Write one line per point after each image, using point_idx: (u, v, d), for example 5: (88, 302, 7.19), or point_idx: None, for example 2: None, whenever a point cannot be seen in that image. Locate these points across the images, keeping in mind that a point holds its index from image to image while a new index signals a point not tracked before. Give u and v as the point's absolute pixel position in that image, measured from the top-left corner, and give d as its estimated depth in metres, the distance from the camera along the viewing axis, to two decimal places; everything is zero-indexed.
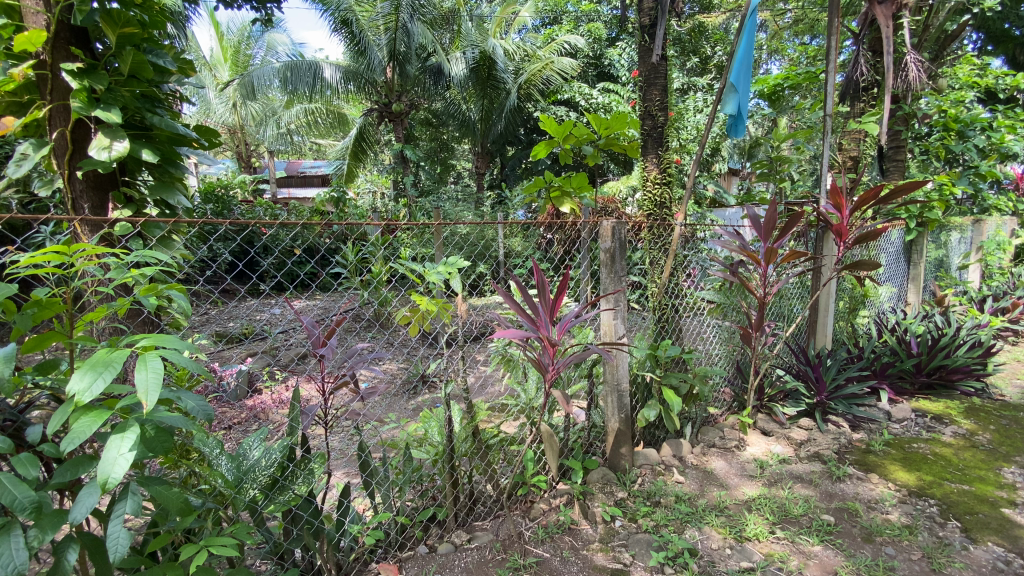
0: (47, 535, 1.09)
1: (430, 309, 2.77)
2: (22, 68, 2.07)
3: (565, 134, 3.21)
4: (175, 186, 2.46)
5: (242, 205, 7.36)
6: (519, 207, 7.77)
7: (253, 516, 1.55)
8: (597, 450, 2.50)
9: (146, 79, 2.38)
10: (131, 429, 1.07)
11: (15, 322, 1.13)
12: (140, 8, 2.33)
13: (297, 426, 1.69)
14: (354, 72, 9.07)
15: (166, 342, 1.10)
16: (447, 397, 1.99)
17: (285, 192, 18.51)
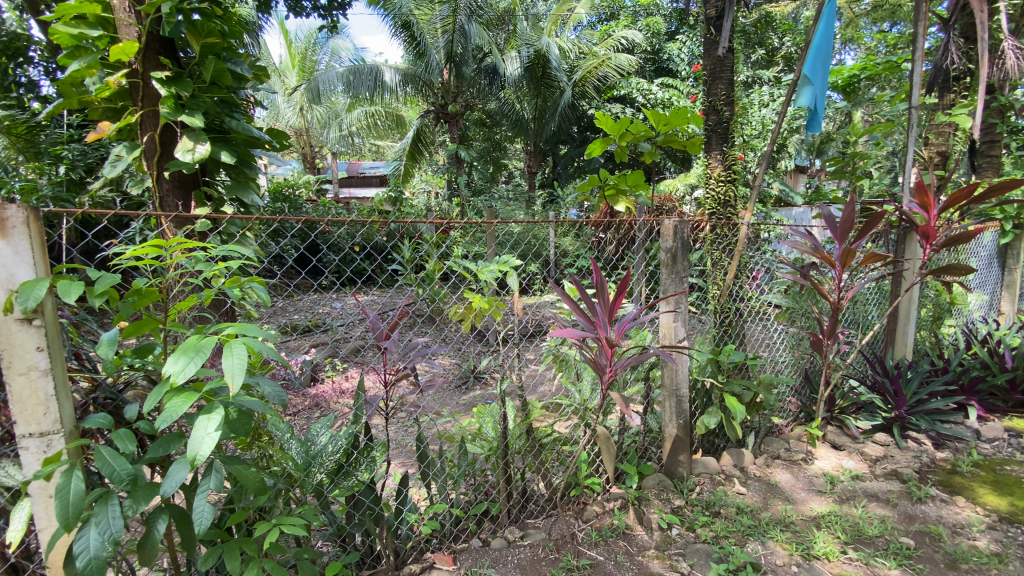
0: (140, 505, 1.18)
1: (484, 307, 2.79)
2: (117, 76, 2.27)
3: (622, 131, 3.14)
4: (249, 186, 2.62)
5: (307, 204, 7.73)
6: (572, 206, 7.72)
7: (320, 499, 1.63)
8: (653, 456, 2.44)
9: (225, 86, 2.55)
10: (217, 410, 1.16)
11: (118, 309, 1.25)
12: (222, 18, 2.50)
13: (362, 415, 1.75)
14: (412, 75, 9.32)
15: (248, 330, 1.18)
16: (502, 394, 2.00)
17: (344, 192, 19.31)
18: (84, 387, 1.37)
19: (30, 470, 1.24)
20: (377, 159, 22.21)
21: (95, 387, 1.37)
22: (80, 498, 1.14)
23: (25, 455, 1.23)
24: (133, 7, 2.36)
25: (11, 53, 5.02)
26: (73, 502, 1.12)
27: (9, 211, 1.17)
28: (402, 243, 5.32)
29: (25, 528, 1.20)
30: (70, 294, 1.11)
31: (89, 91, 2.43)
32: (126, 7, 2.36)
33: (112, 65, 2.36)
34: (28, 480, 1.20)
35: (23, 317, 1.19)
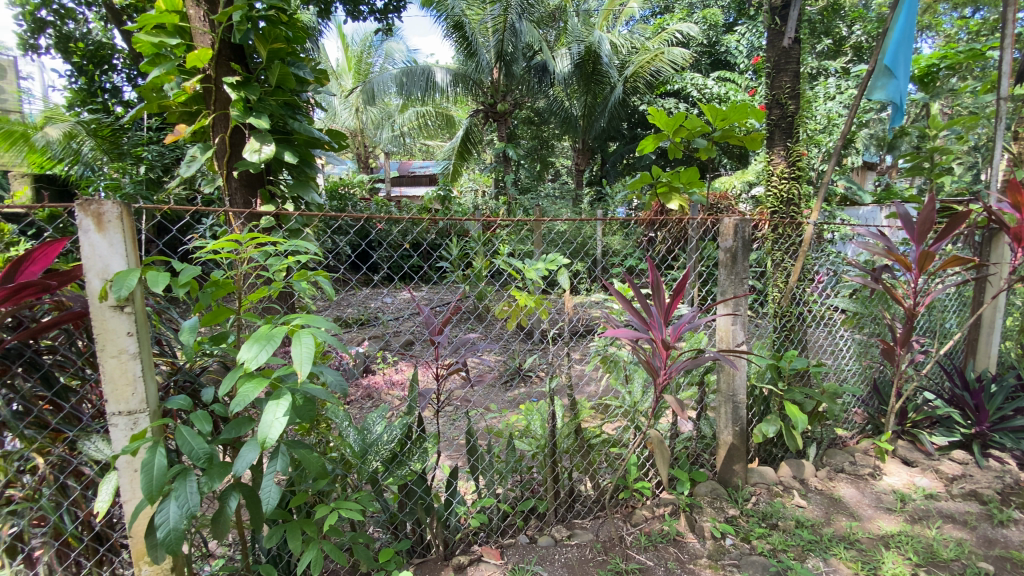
0: (215, 483, 1.26)
1: (528, 305, 2.79)
2: (193, 82, 2.45)
3: (676, 127, 3.04)
4: (310, 185, 2.73)
5: (360, 202, 7.98)
6: (621, 204, 7.58)
7: (375, 486, 1.69)
8: (706, 463, 2.36)
9: (289, 89, 2.68)
10: (285, 396, 1.23)
11: (198, 299, 1.33)
12: (287, 24, 2.63)
13: (416, 406, 1.80)
14: (462, 75, 9.43)
15: (314, 320, 1.25)
16: (551, 393, 2.00)
17: (395, 191, 19.81)
18: (166, 370, 1.48)
19: (119, 445, 1.35)
20: (427, 159, 22.71)
21: (175, 370, 1.48)
22: (163, 472, 1.22)
23: (115, 431, 1.34)
24: (207, 16, 2.53)
25: (95, 61, 5.53)
26: (157, 476, 1.21)
27: (105, 206, 1.27)
28: (450, 240, 5.40)
29: (111, 500, 1.30)
30: (158, 284, 1.20)
31: (168, 96, 2.62)
32: (201, 17, 2.53)
33: (188, 71, 2.53)
34: (118, 454, 1.31)
35: (115, 304, 1.29)
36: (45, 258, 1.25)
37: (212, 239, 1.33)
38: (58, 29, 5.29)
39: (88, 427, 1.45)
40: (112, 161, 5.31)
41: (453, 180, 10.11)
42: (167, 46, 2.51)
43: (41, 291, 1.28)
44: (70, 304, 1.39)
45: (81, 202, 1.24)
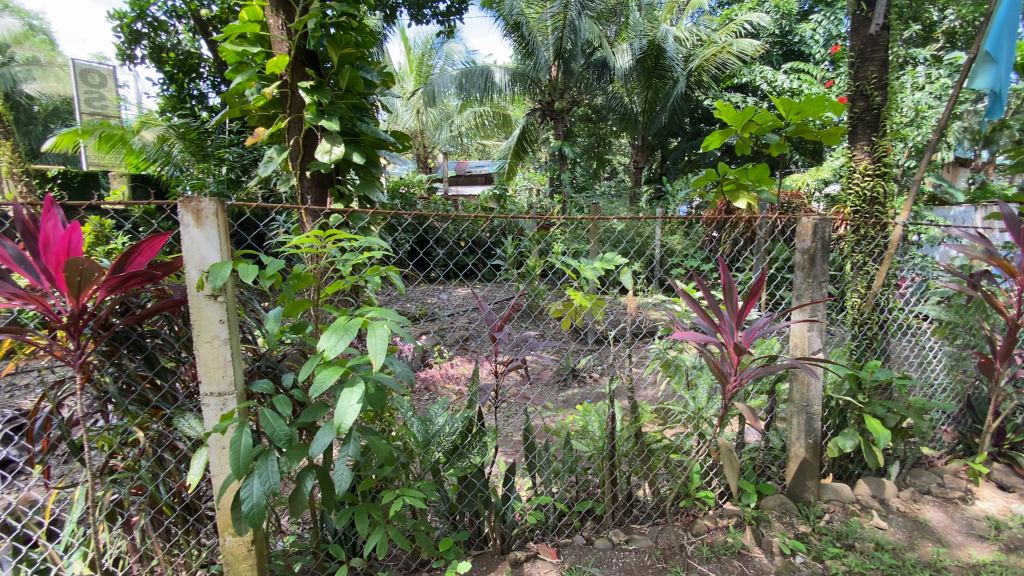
0: (293, 463, 1.35)
1: (584, 305, 2.75)
2: (272, 87, 2.61)
3: (745, 123, 2.89)
4: (376, 184, 2.85)
5: (419, 200, 8.20)
6: (682, 202, 7.34)
7: (437, 476, 1.74)
8: (773, 476, 2.25)
9: (358, 92, 2.81)
10: (358, 385, 1.32)
11: (281, 290, 1.43)
12: (357, 30, 2.76)
13: (476, 401, 1.84)
14: (520, 74, 9.46)
15: (387, 314, 1.33)
16: (611, 394, 1.97)
17: (452, 190, 20.17)
18: (250, 356, 1.59)
19: (210, 423, 1.46)
20: (483, 158, 22.97)
21: (258, 356, 1.59)
22: (250, 450, 1.32)
23: (207, 411, 1.45)
24: (285, 25, 2.70)
25: (184, 69, 5.94)
26: (244, 454, 1.31)
27: (203, 203, 1.38)
28: (506, 238, 5.43)
29: (202, 474, 1.42)
30: (249, 275, 1.29)
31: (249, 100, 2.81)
32: (279, 25, 2.71)
33: (268, 77, 2.70)
34: (209, 432, 1.42)
35: (210, 293, 1.40)
36: (150, 251, 1.37)
37: (298, 235, 1.45)
38: (152, 40, 5.73)
39: (182, 405, 1.58)
40: (198, 161, 5.81)
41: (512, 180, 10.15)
42: (249, 54, 2.70)
43: (147, 281, 1.40)
44: (170, 293, 1.52)
45: (183, 200, 1.35)
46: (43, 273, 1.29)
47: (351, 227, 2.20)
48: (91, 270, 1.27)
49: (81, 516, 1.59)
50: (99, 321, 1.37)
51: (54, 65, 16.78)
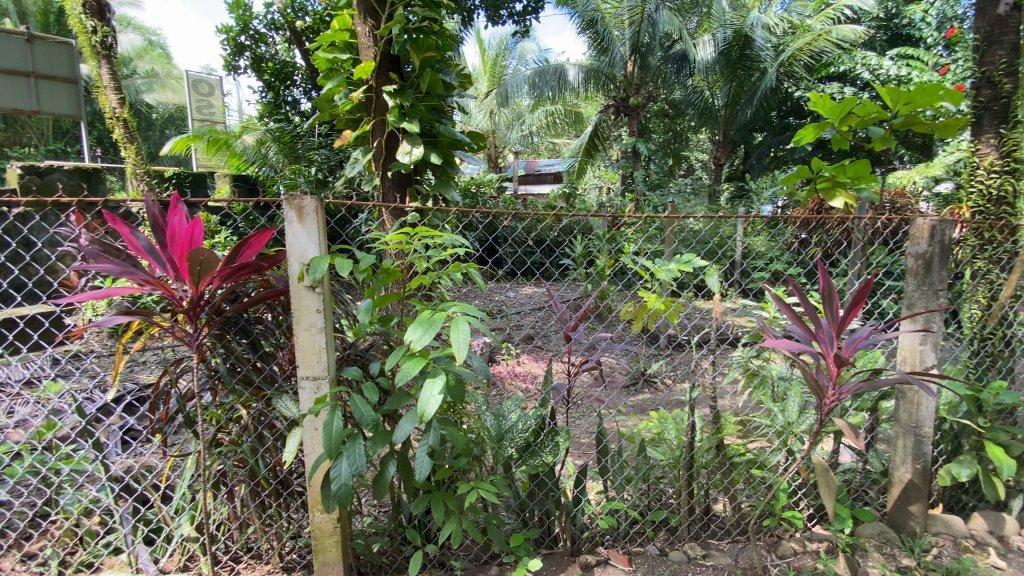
0: (378, 449, 1.43)
1: (658, 308, 2.64)
2: (359, 92, 2.76)
3: (844, 115, 2.65)
4: (451, 183, 2.95)
5: (489, 200, 8.31)
6: (765, 202, 6.89)
7: (510, 472, 1.77)
8: (871, 501, 2.06)
9: (437, 94, 2.90)
10: (440, 376, 1.38)
11: (372, 284, 1.52)
12: (437, 34, 2.85)
13: (549, 400, 1.84)
14: (595, 70, 9.30)
15: (470, 310, 1.37)
16: (691, 402, 1.88)
17: (520, 189, 20.22)
18: (340, 345, 1.69)
19: (305, 405, 1.57)
20: (552, 157, 22.87)
21: (347, 345, 1.68)
22: (340, 433, 1.41)
23: (303, 393, 1.56)
24: (372, 31, 2.83)
25: (280, 77, 6.41)
26: (335, 436, 1.40)
27: (305, 201, 1.48)
28: (575, 237, 5.36)
29: (297, 452, 1.53)
30: (344, 269, 1.38)
31: (338, 105, 2.99)
32: (367, 32, 2.84)
33: (355, 82, 2.85)
34: (304, 413, 1.52)
35: (309, 284, 1.51)
36: (257, 244, 1.49)
37: (390, 232, 1.55)
38: (253, 51, 6.27)
39: (281, 386, 1.69)
40: (290, 163, 6.24)
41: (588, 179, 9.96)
42: (339, 61, 2.88)
43: (254, 271, 1.52)
44: (273, 283, 1.65)
45: (288, 198, 1.46)
46: (168, 262, 1.43)
47: (429, 225, 2.28)
48: (210, 260, 1.41)
49: (191, 483, 1.77)
50: (212, 307, 1.51)
51: (169, 77, 18.71)
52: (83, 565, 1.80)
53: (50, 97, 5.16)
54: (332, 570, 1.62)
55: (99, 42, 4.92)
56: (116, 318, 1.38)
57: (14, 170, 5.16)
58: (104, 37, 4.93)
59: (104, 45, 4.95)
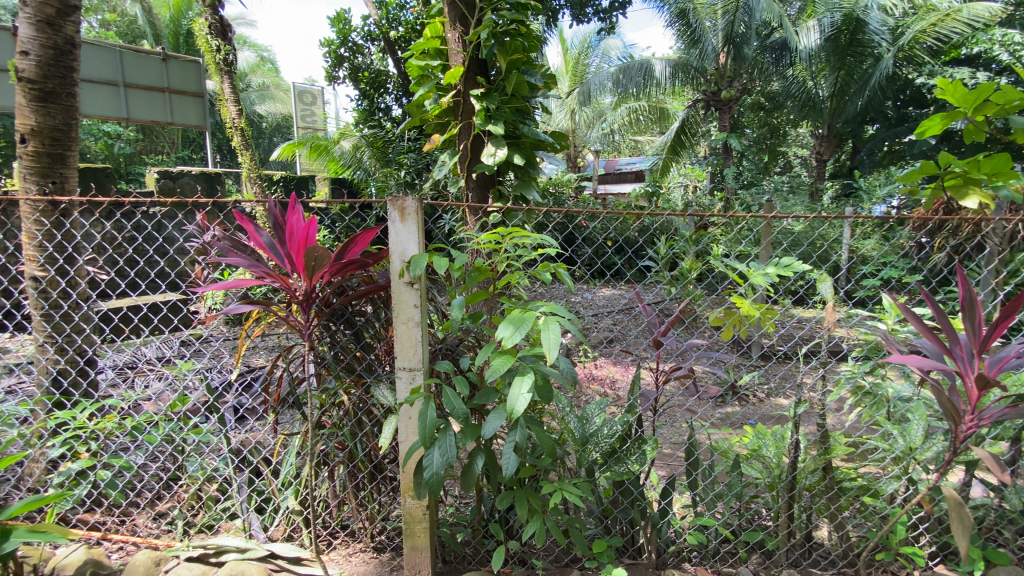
0: (467, 441, 1.48)
1: (751, 315, 2.46)
2: (447, 97, 2.86)
3: (980, 104, 2.30)
4: (533, 183, 2.97)
5: (569, 199, 8.25)
6: (877, 202, 6.24)
7: (594, 477, 1.73)
8: (1011, 545, 1.79)
9: (521, 96, 2.94)
10: (529, 374, 1.39)
11: (467, 282, 1.57)
12: (525, 36, 2.88)
13: (636, 406, 1.79)
14: (683, 64, 8.90)
15: (561, 310, 1.37)
16: (796, 419, 1.75)
17: (600, 190, 19.91)
18: (433, 340, 1.76)
19: (401, 395, 1.65)
20: (634, 156, 22.25)
21: (439, 340, 1.75)
22: (433, 424, 1.47)
23: (399, 383, 1.64)
24: (461, 37, 2.91)
25: (375, 85, 6.79)
26: (429, 426, 1.47)
27: (407, 201, 1.56)
28: (658, 238, 5.18)
29: (392, 439, 1.61)
30: (442, 267, 1.44)
31: (427, 111, 3.12)
32: (456, 38, 2.93)
33: (444, 88, 2.95)
34: (400, 402, 1.61)
35: (408, 280, 1.59)
36: (363, 242, 1.60)
37: (483, 232, 1.58)
38: (351, 62, 6.70)
39: (379, 375, 1.80)
40: (381, 167, 6.59)
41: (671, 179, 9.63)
42: (430, 68, 3.00)
43: (359, 267, 1.63)
44: (375, 278, 1.75)
45: (393, 199, 1.55)
46: (286, 257, 1.57)
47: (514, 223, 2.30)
48: (323, 257, 1.53)
49: (297, 461, 1.93)
50: (322, 299, 1.64)
51: (278, 88, 20.60)
52: (205, 527, 2.03)
53: (182, 111, 6.14)
54: (420, 555, 1.69)
55: (222, 59, 5.51)
56: (242, 306, 1.54)
57: (154, 175, 5.94)
58: (226, 55, 5.52)
59: (226, 62, 5.53)
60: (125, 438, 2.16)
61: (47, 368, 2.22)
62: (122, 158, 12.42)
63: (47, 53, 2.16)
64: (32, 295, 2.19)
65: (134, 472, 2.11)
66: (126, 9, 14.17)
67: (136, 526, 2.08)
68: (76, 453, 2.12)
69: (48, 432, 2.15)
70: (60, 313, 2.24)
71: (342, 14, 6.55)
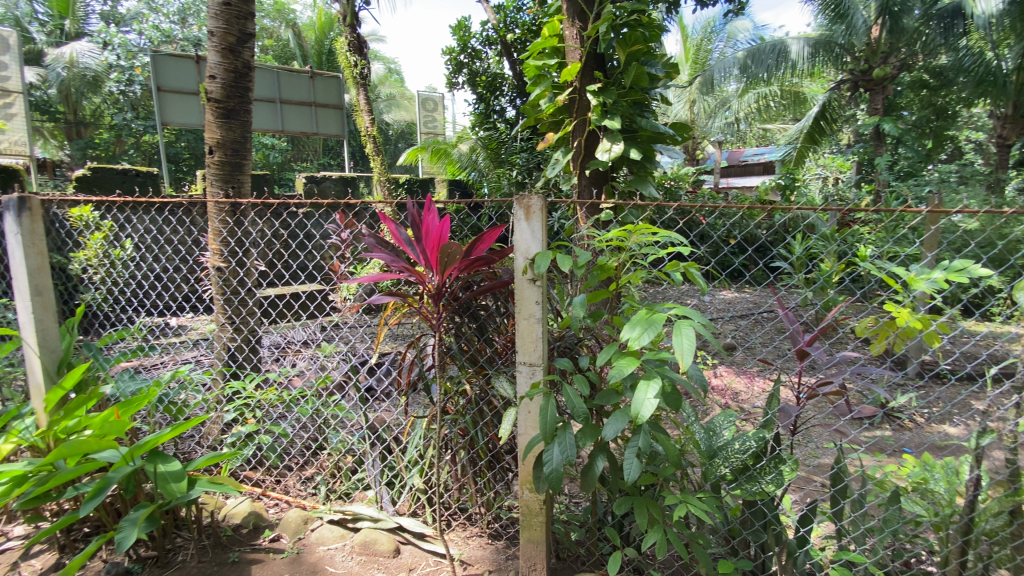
0: (587, 441, 1.46)
1: (905, 328, 2.08)
2: (564, 94, 2.86)
3: None
4: (648, 178, 2.85)
5: (688, 195, 7.81)
6: None
7: (721, 492, 1.62)
8: None
9: (641, 88, 2.84)
10: (655, 379, 1.33)
11: (593, 281, 1.57)
12: (646, 26, 2.77)
13: (775, 422, 1.66)
14: (826, 42, 7.85)
15: (694, 314, 1.30)
16: (977, 452, 1.47)
17: (721, 184, 18.57)
18: (553, 337, 1.78)
19: (521, 389, 1.68)
20: (763, 146, 20.35)
21: (559, 337, 1.76)
22: (554, 421, 1.48)
23: (520, 377, 1.68)
24: (579, 33, 2.89)
25: (491, 88, 7.01)
26: (550, 424, 1.48)
27: (533, 200, 1.58)
28: (791, 237, 4.71)
29: (511, 431, 1.65)
30: (566, 265, 1.44)
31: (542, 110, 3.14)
32: (575, 35, 2.92)
33: (559, 86, 2.95)
34: (521, 396, 1.64)
35: (531, 277, 1.62)
36: (489, 240, 1.66)
37: (609, 230, 1.55)
38: (470, 67, 6.98)
39: (499, 367, 1.87)
40: (494, 167, 6.83)
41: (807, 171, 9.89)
42: (546, 67, 2.99)
43: (485, 264, 1.71)
44: (500, 275, 1.81)
45: (519, 197, 1.58)
46: (422, 254, 1.69)
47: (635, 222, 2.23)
48: (455, 253, 1.62)
49: (422, 444, 2.07)
50: (451, 293, 1.74)
51: (403, 97, 22.26)
52: (344, 495, 2.26)
53: (325, 122, 6.86)
54: (535, 548, 1.71)
55: (358, 73, 6.08)
56: (382, 297, 1.68)
57: (302, 180, 6.76)
58: (361, 69, 6.06)
59: (361, 76, 6.10)
60: (281, 408, 2.47)
61: (226, 344, 2.62)
62: (275, 165, 14.34)
63: (229, 76, 2.54)
64: (218, 283, 2.59)
65: (288, 439, 2.42)
66: (281, 35, 16.23)
67: (287, 487, 2.39)
68: (245, 418, 2.48)
69: (224, 398, 2.53)
70: (238, 298, 2.63)
71: (463, 22, 6.86)
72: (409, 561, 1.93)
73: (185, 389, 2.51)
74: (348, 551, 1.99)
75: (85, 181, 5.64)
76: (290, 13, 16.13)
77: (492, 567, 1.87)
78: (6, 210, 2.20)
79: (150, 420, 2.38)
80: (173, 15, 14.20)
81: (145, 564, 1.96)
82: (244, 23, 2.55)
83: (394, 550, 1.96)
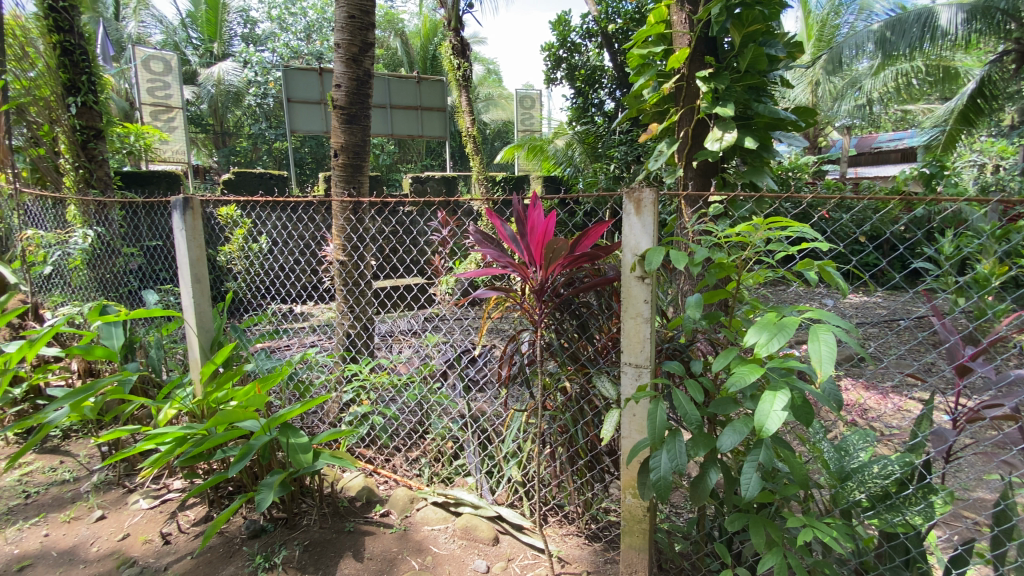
0: (700, 451, 1.37)
1: None
2: (670, 81, 2.71)
3: None
4: (764, 169, 2.62)
5: (809, 188, 7.12)
6: None
7: (854, 520, 1.46)
8: None
9: (758, 71, 2.61)
10: (783, 391, 1.22)
11: (708, 280, 1.47)
12: (765, 4, 2.54)
13: (925, 445, 1.45)
14: (987, 6, 6.75)
15: (833, 320, 1.17)
16: None
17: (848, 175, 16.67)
18: (661, 338, 1.71)
19: (626, 390, 1.63)
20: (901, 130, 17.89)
21: (669, 339, 1.68)
22: (663, 426, 1.41)
23: (624, 378, 1.63)
24: (691, 17, 2.73)
25: (589, 81, 6.80)
26: (658, 428, 1.41)
27: (643, 193, 1.52)
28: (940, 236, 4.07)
29: (614, 432, 1.60)
30: (681, 262, 1.36)
31: (644, 100, 2.99)
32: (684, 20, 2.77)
33: (665, 74, 2.80)
34: (626, 398, 1.59)
35: (639, 274, 1.56)
36: (594, 236, 1.63)
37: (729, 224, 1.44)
38: (569, 62, 6.89)
39: (602, 367, 1.83)
40: (592, 162, 6.74)
41: (958, 158, 8.84)
42: (652, 55, 2.82)
43: (589, 260, 1.68)
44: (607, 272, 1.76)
45: (629, 191, 1.53)
46: (526, 249, 1.70)
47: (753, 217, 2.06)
48: (560, 250, 1.61)
49: (521, 438, 2.09)
50: (555, 289, 1.73)
51: (502, 96, 22.72)
52: (444, 479, 2.37)
53: (430, 124, 7.22)
54: (637, 555, 1.66)
55: (461, 75, 6.29)
56: (487, 292, 1.71)
57: (408, 180, 7.17)
58: (464, 71, 6.27)
59: (464, 78, 6.31)
60: (392, 392, 2.64)
61: (347, 331, 2.86)
62: (385, 166, 15.38)
63: (352, 85, 2.75)
64: (341, 274, 2.83)
65: (397, 422, 2.58)
66: (391, 44, 17.30)
67: (394, 466, 2.56)
68: (360, 399, 2.68)
69: (344, 380, 2.76)
70: (358, 288, 2.85)
71: (563, 17, 6.81)
72: (508, 551, 1.97)
73: (312, 370, 2.77)
74: (450, 533, 2.08)
75: (231, 184, 6.46)
76: (400, 23, 17.14)
77: (590, 568, 1.85)
78: (175, 209, 2.57)
79: (282, 395, 2.66)
80: (300, 33, 15.74)
81: (276, 524, 2.20)
82: (366, 34, 2.75)
83: (493, 538, 2.02)
